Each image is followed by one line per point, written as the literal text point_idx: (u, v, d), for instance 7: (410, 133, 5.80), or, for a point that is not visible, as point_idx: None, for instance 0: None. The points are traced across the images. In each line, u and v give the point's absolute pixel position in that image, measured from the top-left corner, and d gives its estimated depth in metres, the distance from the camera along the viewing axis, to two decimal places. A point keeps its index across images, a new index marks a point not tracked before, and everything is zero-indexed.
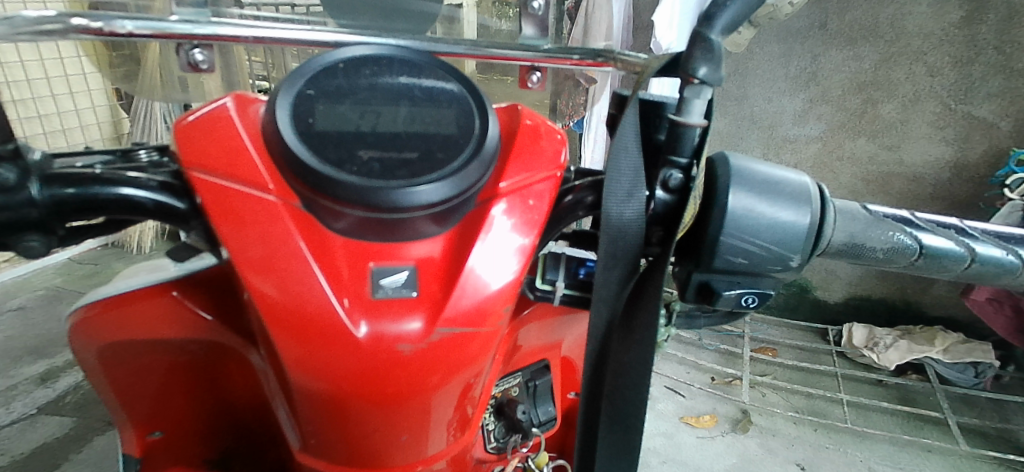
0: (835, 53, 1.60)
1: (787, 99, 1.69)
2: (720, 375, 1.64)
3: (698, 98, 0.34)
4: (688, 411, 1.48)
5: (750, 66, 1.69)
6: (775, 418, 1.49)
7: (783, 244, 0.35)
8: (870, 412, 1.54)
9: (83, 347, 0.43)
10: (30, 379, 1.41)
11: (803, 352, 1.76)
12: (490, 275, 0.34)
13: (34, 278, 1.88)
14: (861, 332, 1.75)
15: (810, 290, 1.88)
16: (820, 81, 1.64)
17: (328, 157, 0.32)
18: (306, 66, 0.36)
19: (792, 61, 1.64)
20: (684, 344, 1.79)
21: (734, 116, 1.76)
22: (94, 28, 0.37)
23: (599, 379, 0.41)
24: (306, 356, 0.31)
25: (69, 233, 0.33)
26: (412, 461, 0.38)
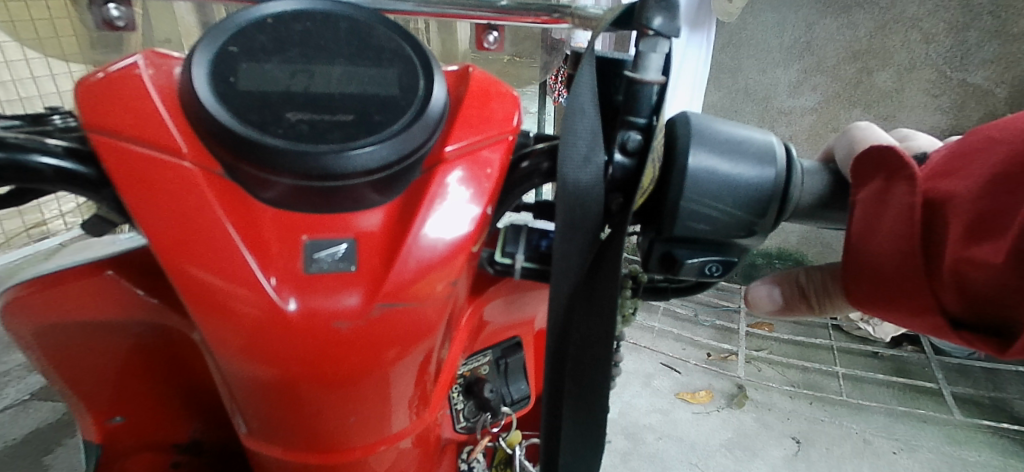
0: (829, 21, 1.56)
1: (781, 70, 1.66)
2: (716, 351, 1.63)
3: (654, 52, 0.32)
4: (684, 387, 1.48)
5: (744, 36, 1.67)
6: (771, 393, 1.48)
7: (745, 209, 0.34)
8: (866, 384, 1.54)
9: (16, 330, 0.40)
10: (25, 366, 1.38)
11: (799, 326, 1.74)
12: (436, 245, 0.32)
13: None
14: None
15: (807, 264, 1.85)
16: (814, 51, 1.60)
17: (251, 119, 0.29)
18: (228, 22, 0.33)
19: (786, 31, 1.61)
20: (680, 320, 1.76)
21: (729, 88, 1.75)
22: None
23: (563, 357, 0.39)
24: (237, 338, 0.29)
25: None
26: (371, 442, 0.36)
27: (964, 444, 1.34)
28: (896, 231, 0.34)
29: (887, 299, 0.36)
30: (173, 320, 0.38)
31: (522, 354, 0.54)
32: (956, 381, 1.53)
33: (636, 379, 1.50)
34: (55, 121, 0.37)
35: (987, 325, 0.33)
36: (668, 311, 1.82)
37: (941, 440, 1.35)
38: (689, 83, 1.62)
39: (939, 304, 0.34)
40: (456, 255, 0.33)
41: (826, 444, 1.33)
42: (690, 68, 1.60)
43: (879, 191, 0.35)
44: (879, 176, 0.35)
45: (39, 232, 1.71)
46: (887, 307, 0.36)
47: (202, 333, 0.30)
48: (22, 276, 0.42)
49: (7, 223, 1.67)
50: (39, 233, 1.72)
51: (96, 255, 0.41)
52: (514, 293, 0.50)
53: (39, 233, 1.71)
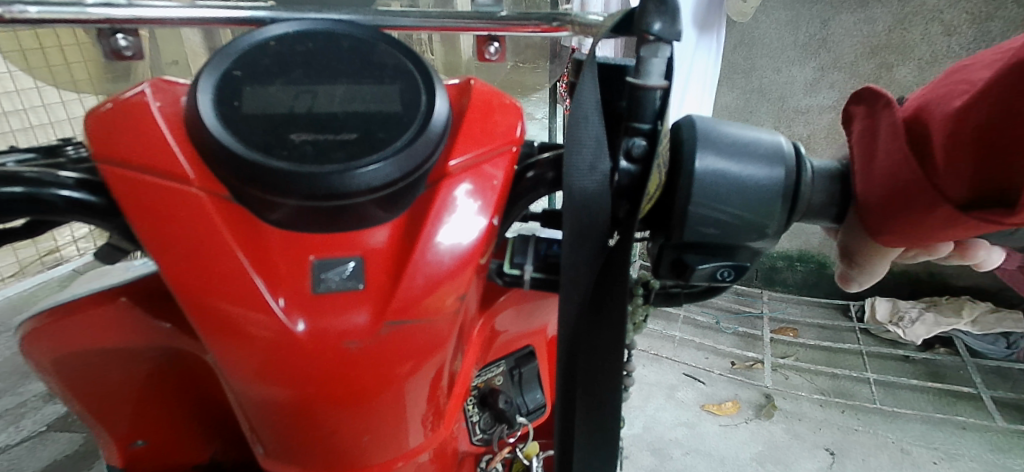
0: (845, 17, 1.54)
1: (797, 68, 1.63)
2: (740, 359, 1.61)
3: (656, 57, 0.32)
4: (710, 398, 1.45)
5: (756, 35, 1.65)
6: (800, 402, 1.46)
7: (755, 211, 0.33)
8: (899, 390, 1.51)
9: (37, 360, 0.41)
10: (40, 395, 1.31)
11: (825, 331, 1.71)
12: (442, 255, 0.32)
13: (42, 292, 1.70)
14: (884, 305, 1.69)
15: (829, 266, 1.82)
16: (830, 47, 1.58)
17: (256, 142, 0.30)
18: (231, 47, 0.33)
19: (801, 28, 1.59)
20: (701, 328, 1.74)
21: (743, 88, 1.72)
22: None
23: (573, 367, 0.38)
24: (253, 360, 0.30)
25: None
26: (390, 459, 0.36)
27: (1009, 452, 1.30)
28: (886, 144, 0.35)
29: (893, 215, 0.34)
30: (187, 345, 0.39)
31: (535, 363, 0.53)
32: (996, 385, 1.48)
33: (659, 391, 1.47)
34: (69, 151, 0.38)
35: (998, 202, 0.30)
36: (688, 318, 1.80)
37: (984, 447, 1.32)
38: (701, 82, 1.56)
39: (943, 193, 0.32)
40: (464, 269, 0.33)
41: (862, 454, 1.30)
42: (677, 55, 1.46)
43: (866, 123, 0.38)
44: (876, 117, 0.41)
45: (53, 259, 1.75)
46: (893, 228, 0.35)
47: (215, 357, 0.31)
48: (43, 303, 0.43)
49: (21, 252, 1.71)
50: (53, 260, 1.75)
51: (112, 282, 0.42)
52: (525, 303, 0.49)
53: (53, 260, 1.75)
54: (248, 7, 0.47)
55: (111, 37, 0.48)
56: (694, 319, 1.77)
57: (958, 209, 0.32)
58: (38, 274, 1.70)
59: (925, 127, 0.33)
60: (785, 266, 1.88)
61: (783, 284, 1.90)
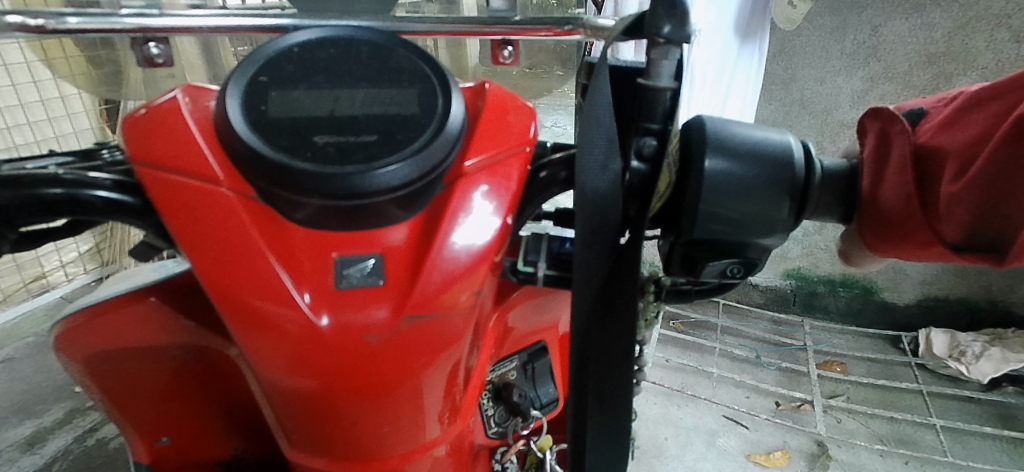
0: (898, 23, 1.36)
1: (843, 79, 1.44)
2: (785, 399, 1.40)
3: (666, 59, 0.32)
4: (755, 447, 1.25)
5: (797, 43, 1.45)
6: (858, 451, 1.26)
7: (764, 211, 0.34)
8: (970, 438, 1.31)
9: (69, 358, 0.43)
10: (14, 445, 1.17)
11: (877, 366, 1.54)
12: (460, 250, 0.33)
13: (23, 323, 1.58)
14: (942, 339, 1.55)
15: (876, 292, 1.65)
16: (882, 56, 1.39)
17: (281, 144, 0.31)
18: (257, 53, 0.35)
19: (848, 35, 1.40)
20: (739, 362, 1.54)
21: (783, 101, 1.52)
22: (34, 25, 0.38)
23: (585, 361, 0.39)
24: (280, 352, 0.31)
25: (17, 238, 0.34)
26: (409, 451, 0.37)
27: None
28: (895, 175, 0.36)
29: (893, 243, 0.36)
30: (212, 342, 0.41)
31: (549, 358, 0.54)
32: None
33: (698, 437, 1.26)
34: (104, 155, 0.40)
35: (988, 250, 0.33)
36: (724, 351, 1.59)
37: None
38: (743, 88, 1.42)
39: (939, 234, 0.34)
40: (479, 266, 0.34)
41: None
42: (704, 59, 1.37)
43: (879, 140, 0.38)
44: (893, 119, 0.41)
45: (39, 286, 1.69)
46: (891, 250, 0.37)
47: (244, 350, 0.32)
48: (75, 304, 0.44)
49: (5, 280, 1.62)
50: (39, 287, 1.69)
51: (140, 282, 0.44)
52: (537, 298, 0.50)
53: (39, 287, 1.68)
54: (274, 15, 0.48)
55: (143, 45, 0.47)
56: (730, 351, 1.57)
57: (952, 249, 0.34)
58: (22, 303, 1.64)
59: (930, 162, 0.35)
60: (827, 291, 1.69)
61: (824, 311, 1.72)
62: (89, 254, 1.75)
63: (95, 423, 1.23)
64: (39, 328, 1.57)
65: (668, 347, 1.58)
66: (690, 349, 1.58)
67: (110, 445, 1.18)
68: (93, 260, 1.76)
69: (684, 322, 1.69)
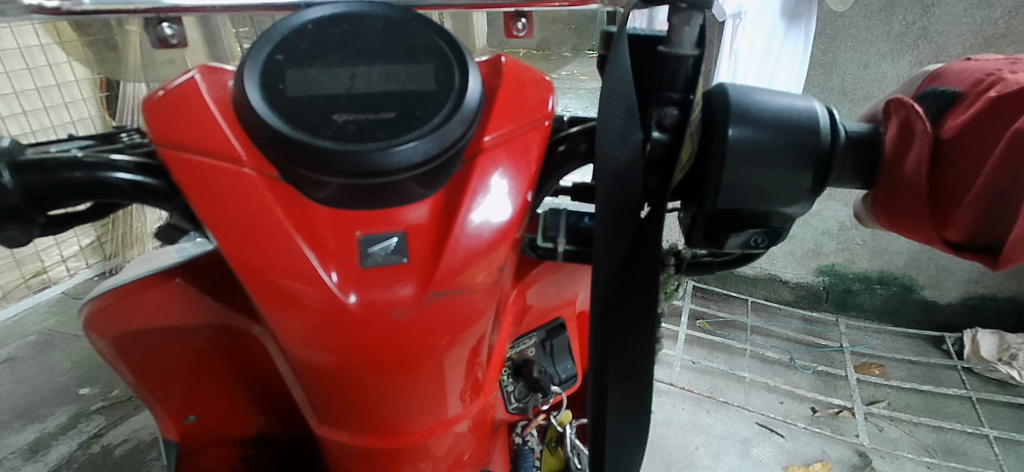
0: (954, 1, 1.30)
1: (889, 63, 1.39)
2: (822, 405, 1.39)
3: (689, 25, 0.31)
4: (793, 457, 1.22)
5: (840, 25, 1.39)
6: (903, 463, 1.23)
7: (788, 178, 0.34)
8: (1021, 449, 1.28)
9: (97, 339, 0.43)
10: (16, 454, 1.18)
11: (918, 369, 1.52)
12: (482, 226, 0.33)
13: (24, 321, 1.59)
14: (988, 341, 1.55)
15: (916, 290, 1.64)
16: (932, 38, 1.34)
17: (301, 124, 0.31)
18: (272, 31, 0.34)
19: (896, 16, 1.34)
20: (772, 365, 1.52)
21: (822, 86, 1.46)
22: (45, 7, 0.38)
23: (605, 333, 0.39)
24: (308, 328, 0.31)
25: (44, 223, 0.34)
26: (433, 425, 0.38)
27: None
28: (910, 180, 0.35)
29: (899, 228, 0.38)
30: (237, 322, 0.41)
31: (566, 335, 0.55)
32: None
33: (730, 447, 1.23)
34: (123, 138, 0.40)
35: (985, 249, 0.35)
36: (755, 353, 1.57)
37: None
38: (789, 69, 1.40)
39: (942, 235, 0.35)
40: (501, 242, 0.34)
41: None
42: (748, 45, 1.41)
43: (898, 130, 0.36)
44: (898, 121, 0.36)
45: (39, 281, 1.73)
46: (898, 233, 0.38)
47: (271, 327, 0.33)
48: (100, 287, 0.45)
49: (6, 275, 1.65)
50: (40, 283, 1.73)
51: (164, 264, 0.44)
52: (556, 274, 0.50)
53: (39, 283, 1.72)
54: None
55: (156, 25, 0.46)
56: (761, 353, 1.55)
57: (949, 246, 0.36)
58: (24, 298, 1.67)
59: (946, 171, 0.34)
60: (862, 288, 1.68)
61: (859, 309, 1.71)
62: (90, 248, 1.81)
63: (99, 429, 1.24)
64: (40, 326, 1.58)
65: (694, 348, 1.54)
66: (717, 350, 1.55)
67: (114, 452, 1.18)
68: (94, 255, 1.82)
69: (710, 321, 1.67)
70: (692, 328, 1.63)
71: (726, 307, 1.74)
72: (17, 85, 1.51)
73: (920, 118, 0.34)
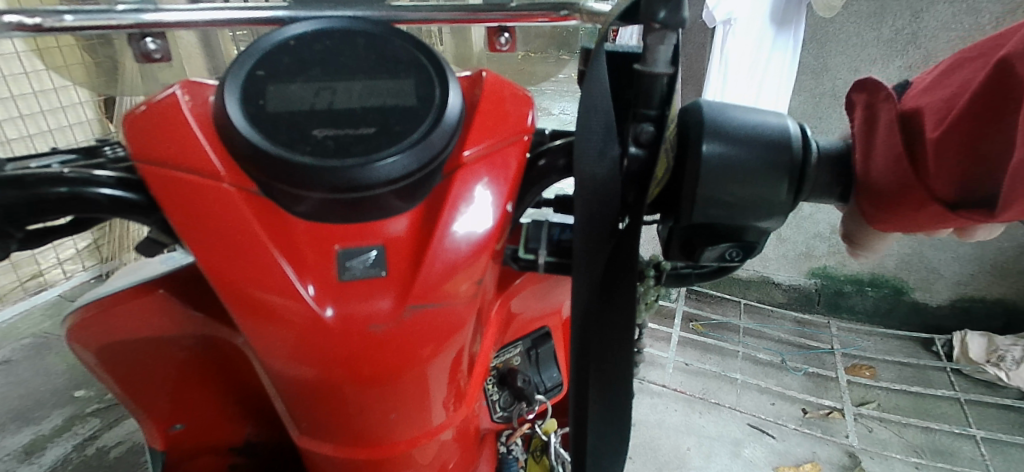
0: (942, 8, 1.33)
1: (878, 67, 1.42)
2: (813, 406, 1.39)
3: (662, 45, 0.32)
4: (784, 458, 1.22)
5: (831, 30, 1.43)
6: (892, 462, 1.24)
7: (761, 194, 0.34)
8: (1008, 448, 1.30)
9: (81, 349, 0.43)
10: (12, 455, 1.17)
11: (908, 371, 1.53)
12: (460, 239, 0.34)
13: (19, 323, 1.59)
14: (978, 342, 1.55)
15: (907, 292, 1.65)
16: (920, 43, 1.37)
17: (280, 139, 0.31)
18: (254, 47, 0.35)
19: (886, 21, 1.38)
20: (763, 367, 1.53)
21: (812, 91, 1.50)
22: (30, 24, 0.38)
23: (586, 344, 0.39)
24: (287, 342, 0.32)
25: (24, 237, 0.35)
26: (415, 436, 0.38)
27: None
28: (885, 139, 0.36)
29: (888, 206, 0.36)
30: (220, 332, 0.41)
31: (551, 343, 0.55)
32: None
33: (722, 447, 1.24)
34: (107, 151, 0.41)
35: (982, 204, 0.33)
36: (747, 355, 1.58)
37: None
38: (777, 79, 1.43)
39: (933, 191, 0.34)
40: (480, 255, 0.34)
41: None
42: (738, 51, 1.41)
43: (864, 114, 0.39)
44: (862, 102, 0.39)
45: (37, 284, 1.73)
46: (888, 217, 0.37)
47: (250, 341, 0.33)
48: (84, 298, 0.45)
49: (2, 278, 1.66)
50: (36, 285, 1.73)
51: (149, 274, 0.44)
52: (539, 284, 0.51)
53: (36, 285, 1.72)
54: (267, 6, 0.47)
55: (140, 40, 0.47)
56: (753, 355, 1.55)
57: (947, 208, 0.34)
58: (18, 301, 1.66)
59: (916, 125, 0.35)
60: (853, 291, 1.70)
61: (850, 310, 1.73)
62: (87, 251, 1.80)
63: (94, 432, 1.24)
64: (36, 329, 1.57)
65: (687, 350, 1.56)
66: (709, 352, 1.56)
67: (110, 454, 1.18)
68: (91, 257, 1.81)
69: (703, 323, 1.68)
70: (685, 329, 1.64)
71: (719, 310, 1.75)
72: (15, 89, 1.53)
73: (884, 87, 0.37)
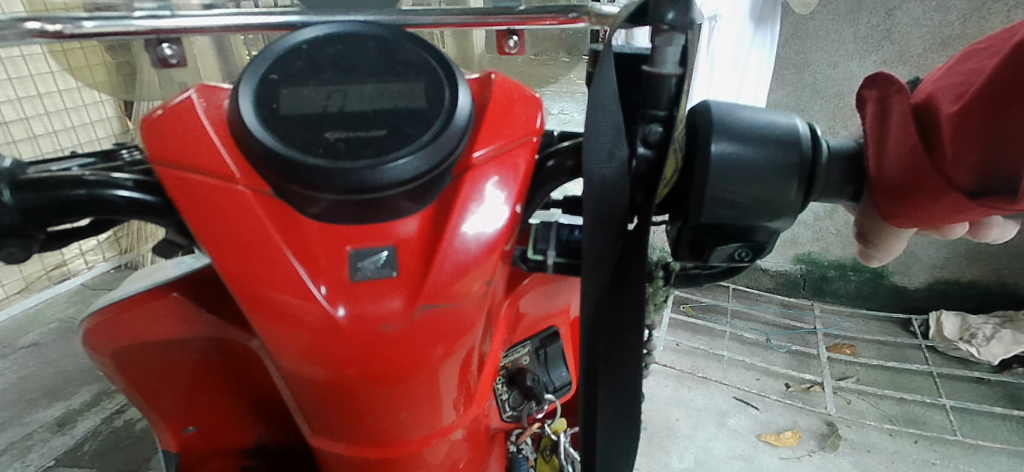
0: (914, 5, 1.34)
1: (856, 62, 1.43)
2: (796, 381, 1.41)
3: (670, 46, 0.32)
4: (766, 427, 1.26)
5: (812, 27, 1.44)
6: (868, 431, 1.27)
7: (770, 195, 0.34)
8: (977, 417, 1.32)
9: (97, 352, 0.44)
10: (46, 426, 1.23)
11: (886, 348, 1.53)
12: (470, 238, 0.34)
13: (46, 309, 1.63)
14: (952, 321, 1.54)
15: (887, 276, 1.65)
16: (895, 39, 1.37)
17: (294, 141, 0.32)
18: (267, 52, 0.35)
19: (862, 18, 1.38)
20: (749, 344, 1.54)
21: (796, 85, 1.51)
22: (51, 31, 0.40)
23: (596, 345, 0.39)
24: (300, 342, 0.32)
25: (46, 239, 0.36)
26: (426, 435, 0.38)
27: None
28: (899, 129, 0.35)
29: (904, 199, 0.35)
30: (233, 333, 0.42)
31: (561, 343, 0.55)
32: None
33: (708, 418, 1.28)
34: (125, 155, 0.41)
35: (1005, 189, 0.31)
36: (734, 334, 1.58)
37: None
38: (755, 77, 1.43)
39: (951, 181, 0.33)
40: (490, 255, 0.34)
41: None
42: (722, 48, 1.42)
43: (878, 109, 0.38)
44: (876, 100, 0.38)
45: (60, 273, 1.76)
46: (908, 211, 0.36)
47: (264, 341, 0.33)
48: (100, 301, 0.46)
49: (27, 267, 1.69)
50: (60, 274, 1.76)
51: (164, 276, 0.45)
52: (548, 285, 0.51)
53: (60, 274, 1.76)
54: (280, 13, 0.48)
55: (156, 46, 0.47)
56: (739, 334, 1.56)
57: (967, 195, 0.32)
58: (44, 290, 1.70)
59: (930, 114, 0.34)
60: (837, 276, 1.69)
61: (834, 295, 1.72)
62: (108, 242, 1.84)
63: (121, 405, 1.29)
64: (63, 314, 1.61)
65: (678, 331, 1.57)
66: (700, 332, 1.57)
67: (138, 425, 1.23)
68: (111, 248, 1.85)
69: (693, 305, 1.68)
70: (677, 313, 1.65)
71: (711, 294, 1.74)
72: (41, 87, 1.59)
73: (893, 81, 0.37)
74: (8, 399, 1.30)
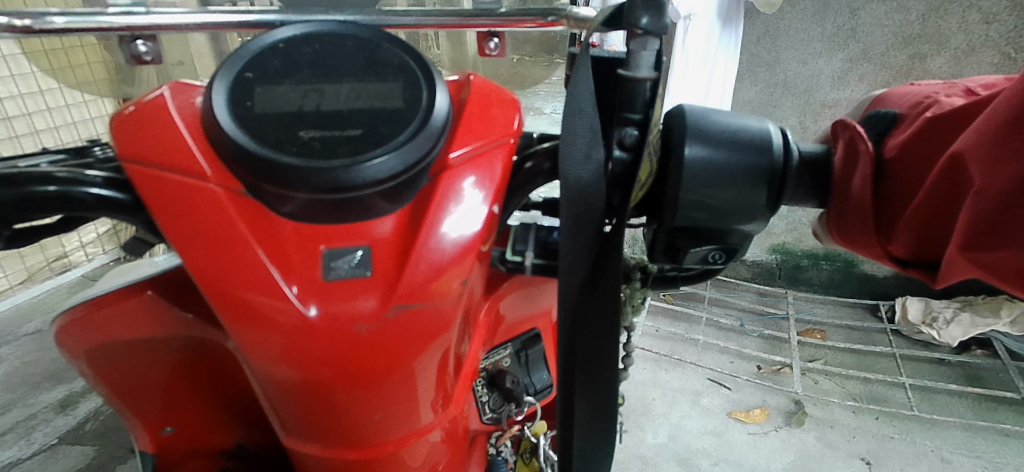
0: (876, 6, 1.36)
1: (824, 61, 1.46)
2: (766, 364, 1.42)
3: (644, 50, 0.33)
4: (737, 405, 1.27)
5: (782, 26, 1.45)
6: (831, 408, 1.29)
7: (740, 202, 0.35)
8: (936, 395, 1.34)
9: (71, 350, 0.43)
10: (49, 406, 1.21)
11: (855, 333, 1.56)
12: (445, 239, 0.34)
13: (49, 298, 1.59)
14: (917, 306, 1.53)
15: (856, 265, 1.67)
16: (860, 38, 1.41)
17: (267, 140, 0.32)
18: (243, 50, 0.35)
19: (829, 18, 1.41)
20: (724, 330, 1.55)
21: (767, 82, 1.52)
22: (19, 26, 0.39)
23: (573, 346, 0.39)
24: (274, 342, 0.32)
25: (13, 235, 0.35)
26: (404, 436, 0.38)
27: None
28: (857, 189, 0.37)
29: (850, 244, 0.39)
30: (209, 332, 0.42)
31: (541, 345, 0.55)
32: None
33: (683, 397, 1.29)
34: (96, 151, 0.41)
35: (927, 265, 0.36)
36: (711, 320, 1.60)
37: None
38: (722, 78, 1.45)
39: (888, 250, 0.37)
40: (467, 255, 0.34)
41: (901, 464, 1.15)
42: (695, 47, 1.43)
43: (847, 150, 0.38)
44: (846, 139, 0.38)
45: (61, 265, 1.72)
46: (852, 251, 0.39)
47: (238, 342, 0.33)
48: (74, 299, 0.45)
49: (30, 258, 1.68)
50: (61, 266, 1.72)
51: (139, 275, 0.44)
52: (528, 287, 0.51)
53: (61, 266, 1.72)
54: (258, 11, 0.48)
55: (130, 43, 0.47)
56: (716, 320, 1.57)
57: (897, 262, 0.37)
58: (46, 280, 1.66)
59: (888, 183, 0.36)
60: (810, 265, 1.71)
61: (808, 283, 1.73)
62: (108, 234, 1.78)
63: None
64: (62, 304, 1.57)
65: (658, 318, 1.58)
66: (679, 320, 1.58)
67: None
68: (111, 241, 1.80)
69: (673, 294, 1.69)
70: (657, 299, 1.66)
71: None
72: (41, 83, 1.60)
73: (863, 137, 0.36)
74: (11, 382, 1.28)
